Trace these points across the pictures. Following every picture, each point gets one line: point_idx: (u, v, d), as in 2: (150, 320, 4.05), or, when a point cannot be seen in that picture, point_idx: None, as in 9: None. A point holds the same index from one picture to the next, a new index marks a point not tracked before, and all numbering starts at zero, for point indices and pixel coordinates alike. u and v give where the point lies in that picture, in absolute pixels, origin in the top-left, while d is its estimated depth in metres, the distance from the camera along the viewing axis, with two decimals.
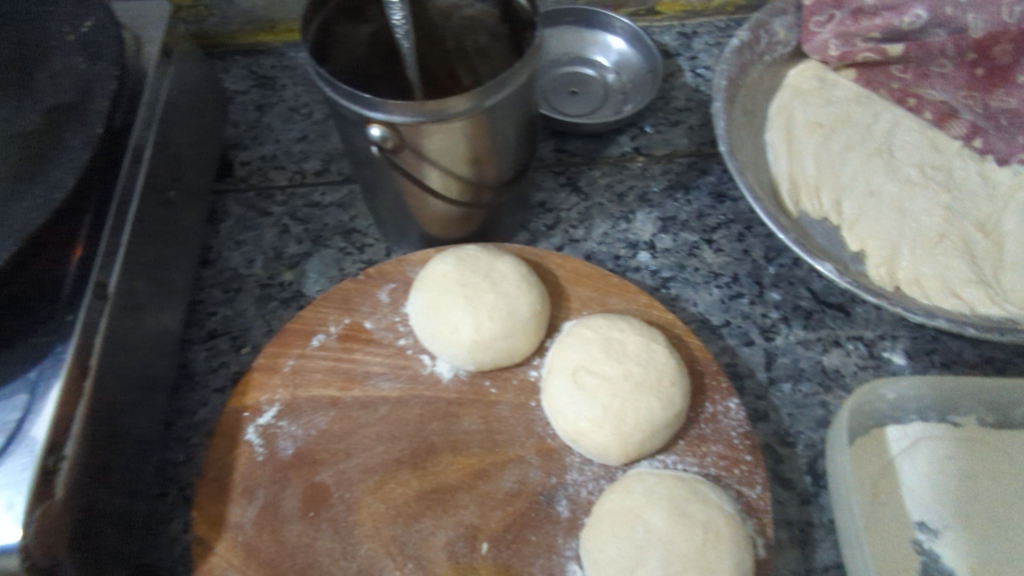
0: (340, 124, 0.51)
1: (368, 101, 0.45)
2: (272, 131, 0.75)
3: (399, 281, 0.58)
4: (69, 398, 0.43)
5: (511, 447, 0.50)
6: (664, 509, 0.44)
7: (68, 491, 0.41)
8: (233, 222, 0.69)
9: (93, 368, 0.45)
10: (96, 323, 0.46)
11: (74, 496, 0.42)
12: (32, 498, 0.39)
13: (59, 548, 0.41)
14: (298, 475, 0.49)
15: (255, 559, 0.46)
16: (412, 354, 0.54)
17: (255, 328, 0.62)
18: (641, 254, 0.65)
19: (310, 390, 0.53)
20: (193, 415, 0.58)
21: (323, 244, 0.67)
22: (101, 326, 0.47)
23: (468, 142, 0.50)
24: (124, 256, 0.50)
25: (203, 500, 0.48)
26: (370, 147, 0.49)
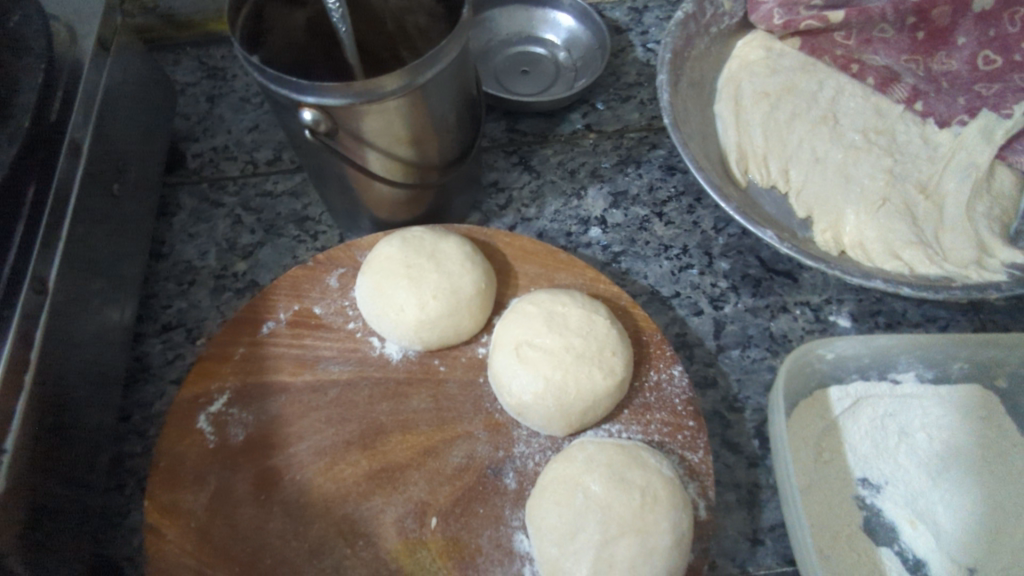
0: (278, 111, 0.50)
1: (300, 84, 0.44)
2: (224, 122, 0.75)
3: (348, 265, 0.57)
4: (8, 392, 0.43)
5: (459, 423, 0.50)
6: (603, 475, 0.45)
7: (10, 484, 0.42)
8: (186, 215, 0.68)
9: (32, 362, 0.45)
10: (35, 318, 0.46)
11: (17, 490, 0.42)
12: None
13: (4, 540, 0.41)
14: (249, 460, 0.50)
15: (207, 543, 0.46)
16: (362, 338, 0.54)
17: (210, 319, 0.62)
18: (592, 229, 0.65)
19: (260, 376, 0.53)
20: (148, 407, 0.58)
21: (276, 233, 0.66)
22: (42, 320, 0.47)
23: (406, 122, 0.50)
24: (65, 250, 0.50)
25: (155, 489, 0.48)
26: (304, 132, 0.48)
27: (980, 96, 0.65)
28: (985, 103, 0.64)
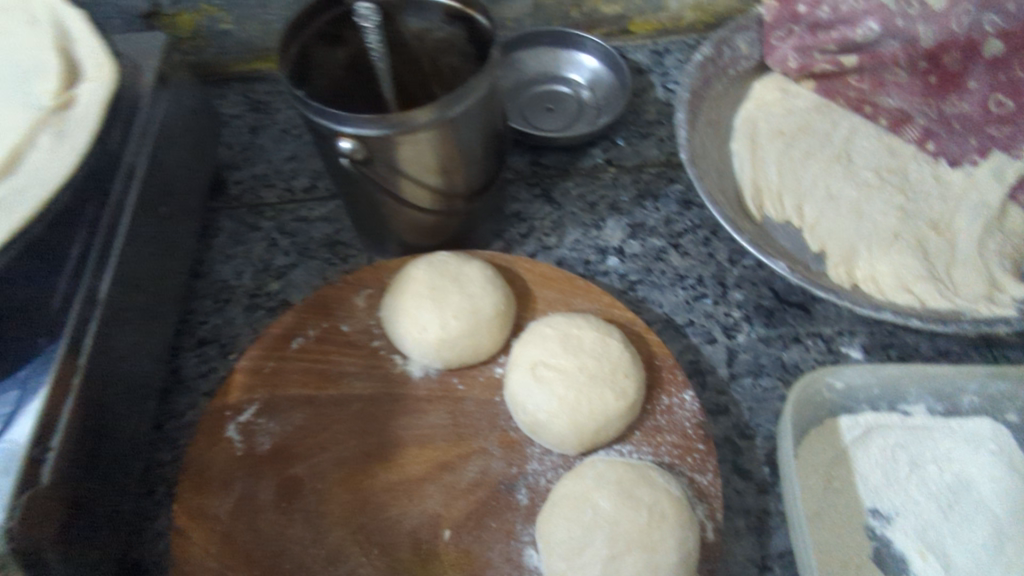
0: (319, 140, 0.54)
1: (339, 118, 0.48)
2: (264, 151, 0.78)
3: (375, 286, 0.60)
4: (56, 393, 0.46)
5: (474, 440, 0.52)
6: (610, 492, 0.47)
7: (54, 481, 0.44)
8: (225, 237, 0.71)
9: (81, 367, 0.49)
10: (86, 326, 0.50)
11: (59, 487, 0.45)
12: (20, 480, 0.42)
13: (45, 536, 0.43)
14: (273, 469, 0.52)
15: (230, 546, 0.48)
16: (385, 355, 0.57)
17: (243, 335, 0.65)
18: (610, 259, 0.67)
19: (287, 390, 0.55)
20: (181, 417, 0.61)
21: (308, 255, 0.69)
22: (91, 329, 0.50)
23: (434, 153, 0.53)
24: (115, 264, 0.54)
25: (184, 493, 0.50)
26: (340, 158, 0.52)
27: (992, 138, 0.66)
28: (997, 144, 0.66)
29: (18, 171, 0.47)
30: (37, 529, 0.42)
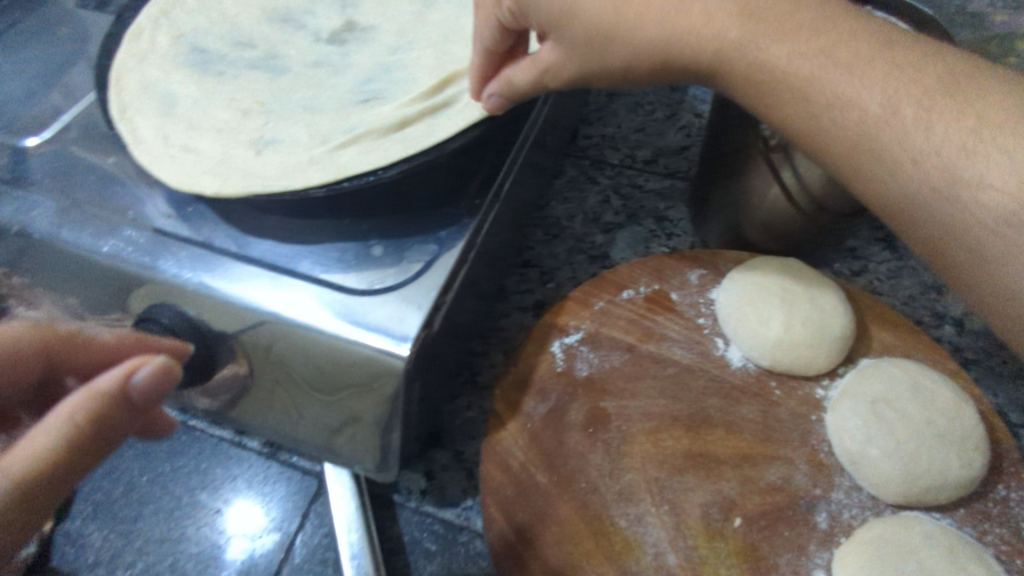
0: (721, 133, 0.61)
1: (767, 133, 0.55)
2: (617, 117, 0.83)
3: (709, 268, 0.62)
4: (460, 260, 0.51)
5: (782, 446, 0.52)
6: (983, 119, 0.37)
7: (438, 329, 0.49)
8: (566, 181, 0.78)
9: (477, 247, 0.53)
10: (487, 214, 0.53)
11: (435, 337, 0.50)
12: (425, 319, 0.47)
13: (416, 370, 0.48)
14: (585, 395, 0.55)
15: (536, 446, 0.53)
16: (707, 334, 0.58)
17: (562, 270, 0.70)
18: (946, 326, 0.64)
19: (611, 331, 0.59)
20: (497, 321, 0.67)
21: (636, 221, 0.74)
22: (490, 218, 0.54)
23: (823, 188, 0.55)
24: (515, 170, 0.57)
25: (507, 384, 0.56)
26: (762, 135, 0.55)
27: None
28: None
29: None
30: (416, 361, 0.47)
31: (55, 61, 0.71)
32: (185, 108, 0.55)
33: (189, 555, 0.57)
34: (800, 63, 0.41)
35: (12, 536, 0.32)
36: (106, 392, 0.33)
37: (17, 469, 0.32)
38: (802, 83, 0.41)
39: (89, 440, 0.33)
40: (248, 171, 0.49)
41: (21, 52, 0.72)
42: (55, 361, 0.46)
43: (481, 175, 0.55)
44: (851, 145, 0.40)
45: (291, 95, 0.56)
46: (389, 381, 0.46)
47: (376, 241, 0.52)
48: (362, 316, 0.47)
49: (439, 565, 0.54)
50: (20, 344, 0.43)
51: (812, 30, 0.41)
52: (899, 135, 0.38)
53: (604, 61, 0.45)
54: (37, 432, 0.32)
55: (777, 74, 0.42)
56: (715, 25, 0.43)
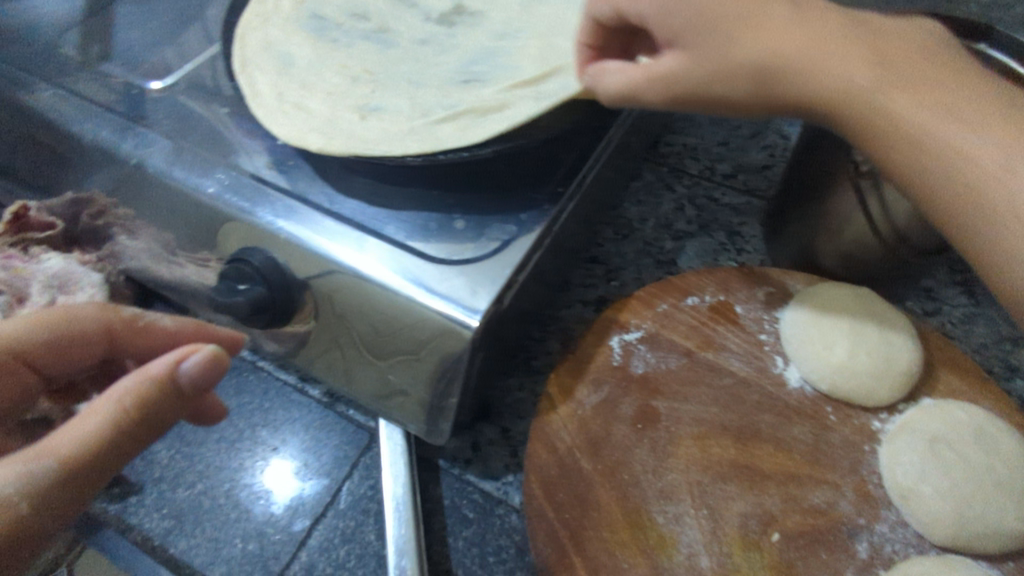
0: (807, 156, 0.61)
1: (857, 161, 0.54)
2: (701, 128, 0.84)
3: (776, 287, 0.62)
4: (535, 244, 0.52)
5: (830, 471, 0.52)
6: None
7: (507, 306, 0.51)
8: (642, 185, 0.79)
9: (552, 234, 0.55)
10: (566, 204, 0.55)
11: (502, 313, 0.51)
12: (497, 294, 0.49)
13: (482, 342, 0.50)
14: (638, 393, 0.56)
15: (584, 434, 0.54)
16: (767, 351, 0.58)
17: (628, 270, 0.71)
18: (1018, 380, 0.61)
19: (671, 334, 0.59)
20: (558, 311, 0.69)
21: (707, 232, 0.74)
22: (569, 208, 0.55)
23: (909, 220, 0.54)
24: (599, 165, 0.58)
25: (563, 370, 0.57)
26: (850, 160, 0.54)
27: None
28: None
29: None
30: (483, 334, 0.49)
31: (184, 14, 0.77)
32: (299, 70, 0.58)
33: (244, 485, 0.60)
34: (919, 111, 0.38)
35: (56, 512, 0.36)
36: (158, 377, 0.37)
37: (66, 448, 0.36)
38: (913, 132, 0.38)
39: (135, 423, 0.37)
40: (351, 133, 0.52)
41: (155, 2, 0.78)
42: (117, 346, 0.50)
43: (565, 167, 0.57)
44: (957, 195, 0.38)
45: (398, 68, 0.59)
46: (455, 347, 0.49)
47: (459, 216, 0.55)
48: (439, 282, 0.50)
49: (474, 532, 0.56)
50: (88, 323, 0.47)
51: (943, 86, 0.38)
52: (1014, 193, 0.36)
53: (721, 87, 0.42)
54: (89, 413, 0.36)
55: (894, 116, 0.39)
56: (846, 66, 0.39)
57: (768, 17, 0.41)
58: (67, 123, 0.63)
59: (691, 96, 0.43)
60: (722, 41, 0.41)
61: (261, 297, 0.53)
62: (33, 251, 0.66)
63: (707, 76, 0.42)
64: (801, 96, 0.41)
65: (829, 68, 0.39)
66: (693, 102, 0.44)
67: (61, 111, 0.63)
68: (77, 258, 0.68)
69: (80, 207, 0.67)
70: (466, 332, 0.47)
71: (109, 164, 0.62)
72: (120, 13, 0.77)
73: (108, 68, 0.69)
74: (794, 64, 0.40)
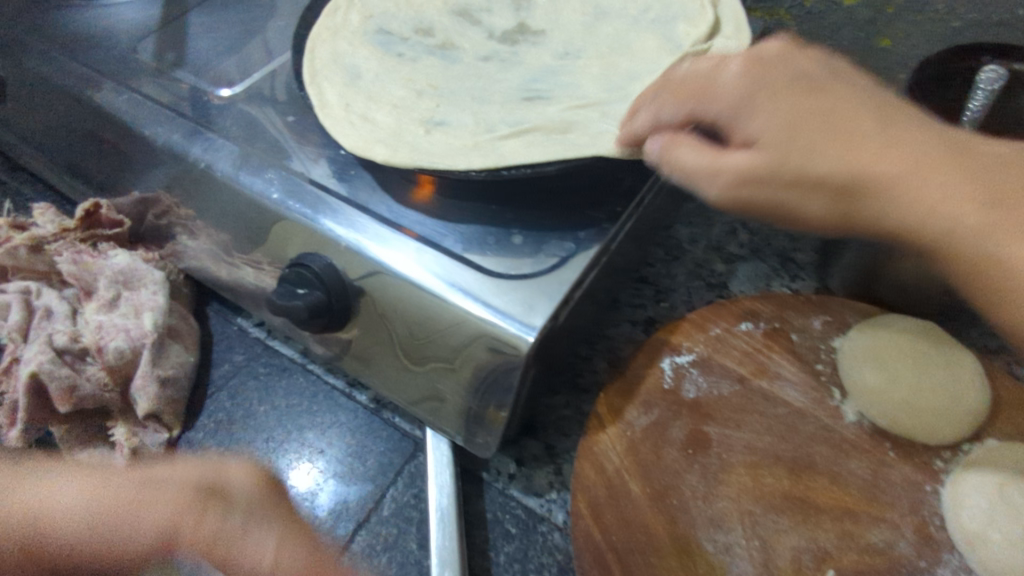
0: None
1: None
2: None
3: (834, 317, 0.61)
4: (591, 262, 0.52)
5: (889, 510, 0.50)
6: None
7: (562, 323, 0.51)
8: (694, 207, 0.78)
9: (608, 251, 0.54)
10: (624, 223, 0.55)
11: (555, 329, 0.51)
12: (552, 310, 0.49)
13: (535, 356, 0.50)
14: (689, 416, 0.55)
15: (633, 456, 0.53)
16: (823, 382, 0.57)
17: (678, 292, 0.70)
18: None
19: (724, 359, 0.58)
20: (606, 330, 0.68)
21: (760, 257, 0.72)
22: (625, 227, 0.55)
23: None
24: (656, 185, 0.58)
25: (612, 390, 0.57)
26: None
27: None
28: None
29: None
30: (538, 348, 0.49)
31: (253, 24, 0.79)
32: (367, 82, 0.60)
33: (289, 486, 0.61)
34: (1005, 251, 0.38)
35: None
36: None
37: None
38: (1004, 273, 0.38)
39: None
40: (416, 146, 0.53)
41: (224, 12, 0.81)
42: None
43: (624, 188, 0.57)
44: None
45: (462, 84, 0.60)
46: (508, 360, 0.49)
47: (516, 231, 0.55)
48: (496, 295, 0.50)
49: (516, 547, 0.56)
50: None
51: None
52: None
53: (803, 211, 0.42)
54: None
55: (978, 237, 0.38)
56: (953, 206, 0.39)
57: (857, 137, 0.41)
58: (141, 126, 0.65)
59: (759, 203, 0.43)
60: (808, 155, 0.41)
61: (318, 303, 0.54)
62: (102, 247, 0.69)
63: (789, 196, 0.42)
64: (888, 216, 0.40)
65: (922, 193, 0.39)
66: (761, 209, 0.43)
67: (135, 115, 0.66)
68: (141, 256, 0.70)
69: (146, 207, 0.70)
70: (521, 346, 0.47)
71: (177, 167, 0.64)
72: (193, 22, 0.79)
73: (180, 74, 0.72)
74: (885, 185, 0.40)
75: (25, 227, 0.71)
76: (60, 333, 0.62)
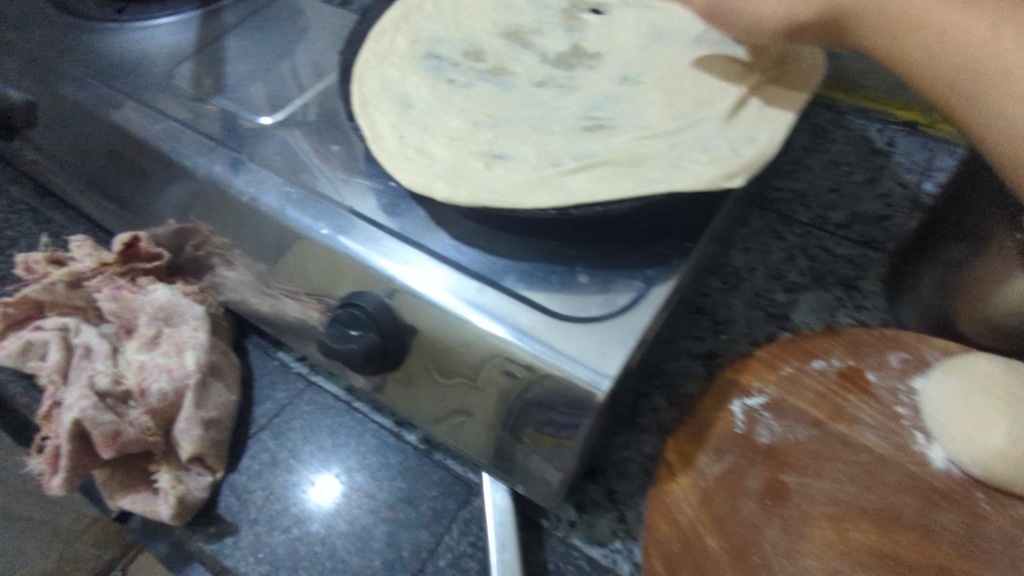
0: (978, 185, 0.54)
1: None
2: (809, 174, 0.80)
3: (913, 353, 0.58)
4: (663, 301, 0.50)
5: (987, 568, 0.47)
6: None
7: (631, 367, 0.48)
8: (750, 233, 0.76)
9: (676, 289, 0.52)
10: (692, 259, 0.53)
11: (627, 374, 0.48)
12: (625, 355, 0.46)
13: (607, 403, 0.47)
14: (765, 464, 0.52)
15: (708, 508, 0.50)
16: (907, 426, 0.54)
17: (738, 323, 0.67)
18: None
19: (798, 401, 0.55)
20: (665, 364, 0.65)
21: (823, 286, 0.69)
22: (693, 264, 0.53)
23: None
24: (719, 218, 0.56)
25: (682, 437, 0.54)
26: None
27: None
28: None
29: (733, 124, 0.54)
30: (611, 396, 0.46)
31: (290, 47, 0.77)
32: (420, 111, 0.58)
33: (339, 532, 0.59)
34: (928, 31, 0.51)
35: None
36: None
37: None
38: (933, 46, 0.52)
39: None
40: (478, 182, 0.51)
41: (261, 35, 0.79)
42: None
43: (691, 223, 0.54)
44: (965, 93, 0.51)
45: (519, 112, 0.58)
46: (579, 409, 0.46)
47: (580, 270, 0.52)
48: (564, 340, 0.47)
49: None
50: None
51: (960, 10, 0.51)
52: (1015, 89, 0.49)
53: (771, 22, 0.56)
54: None
55: (913, 38, 0.53)
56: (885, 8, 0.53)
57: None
58: (179, 157, 0.62)
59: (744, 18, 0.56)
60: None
61: (373, 346, 0.52)
62: (141, 282, 0.67)
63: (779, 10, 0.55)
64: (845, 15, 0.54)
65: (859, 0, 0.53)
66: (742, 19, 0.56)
67: (176, 146, 0.63)
68: (180, 290, 0.68)
69: (184, 237, 0.68)
70: (595, 395, 0.45)
71: (219, 199, 0.61)
72: (228, 45, 0.78)
73: (218, 101, 0.70)
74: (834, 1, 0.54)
75: (63, 262, 0.69)
76: (103, 374, 0.59)
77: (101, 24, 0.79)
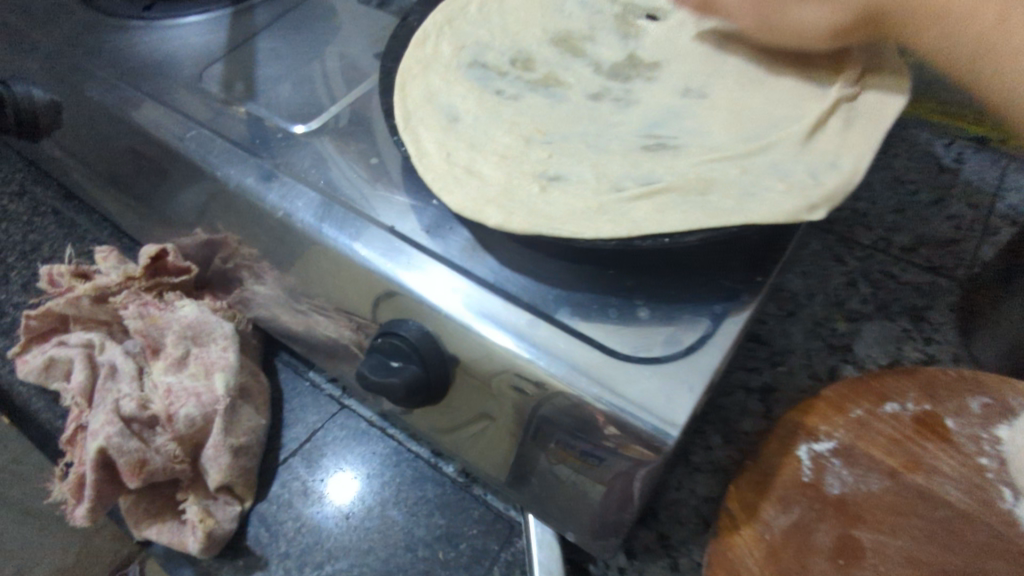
0: None
1: None
2: (871, 192, 0.76)
3: (996, 398, 0.53)
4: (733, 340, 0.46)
5: None
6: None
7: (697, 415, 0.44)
8: (808, 255, 0.72)
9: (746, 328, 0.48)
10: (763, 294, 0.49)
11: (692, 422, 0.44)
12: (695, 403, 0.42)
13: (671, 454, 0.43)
14: (836, 518, 0.48)
15: (774, 565, 0.46)
16: (991, 480, 0.49)
17: (796, 354, 0.63)
18: None
19: (870, 447, 0.51)
20: (720, 398, 0.61)
21: (888, 315, 0.65)
22: (764, 298, 0.49)
23: None
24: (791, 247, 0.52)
25: (744, 484, 0.50)
26: None
27: None
28: None
29: (808, 148, 0.50)
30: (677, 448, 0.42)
31: (325, 49, 0.74)
32: (468, 127, 0.54)
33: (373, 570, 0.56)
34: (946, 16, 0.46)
35: None
36: None
37: None
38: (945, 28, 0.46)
39: None
40: (533, 208, 0.47)
41: (294, 37, 0.76)
42: None
43: (760, 257, 0.51)
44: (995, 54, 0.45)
45: (573, 130, 0.55)
46: (645, 462, 0.41)
47: (640, 303, 0.49)
48: (628, 384, 0.43)
49: None
50: None
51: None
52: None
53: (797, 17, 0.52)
54: None
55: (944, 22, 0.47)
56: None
57: None
58: (210, 166, 0.58)
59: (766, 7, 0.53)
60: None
61: (416, 378, 0.48)
62: (168, 297, 0.64)
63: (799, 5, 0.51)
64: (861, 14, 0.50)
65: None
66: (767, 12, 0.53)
67: (205, 153, 0.59)
68: (209, 306, 0.65)
69: (213, 249, 0.65)
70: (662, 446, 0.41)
71: (250, 213, 0.57)
72: (260, 47, 0.74)
73: (251, 107, 0.66)
74: None
75: (88, 276, 0.67)
76: (128, 399, 0.56)
77: (129, 23, 0.75)
